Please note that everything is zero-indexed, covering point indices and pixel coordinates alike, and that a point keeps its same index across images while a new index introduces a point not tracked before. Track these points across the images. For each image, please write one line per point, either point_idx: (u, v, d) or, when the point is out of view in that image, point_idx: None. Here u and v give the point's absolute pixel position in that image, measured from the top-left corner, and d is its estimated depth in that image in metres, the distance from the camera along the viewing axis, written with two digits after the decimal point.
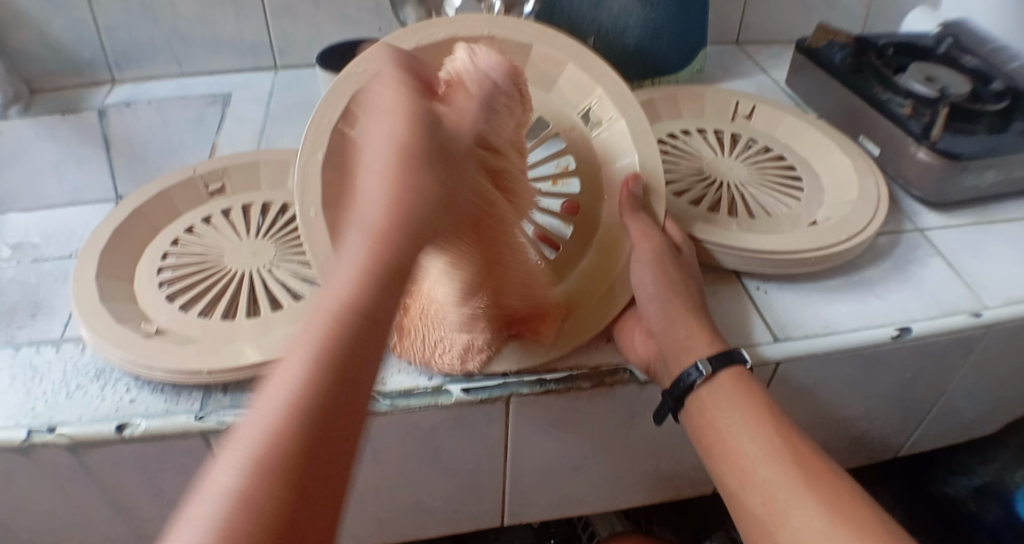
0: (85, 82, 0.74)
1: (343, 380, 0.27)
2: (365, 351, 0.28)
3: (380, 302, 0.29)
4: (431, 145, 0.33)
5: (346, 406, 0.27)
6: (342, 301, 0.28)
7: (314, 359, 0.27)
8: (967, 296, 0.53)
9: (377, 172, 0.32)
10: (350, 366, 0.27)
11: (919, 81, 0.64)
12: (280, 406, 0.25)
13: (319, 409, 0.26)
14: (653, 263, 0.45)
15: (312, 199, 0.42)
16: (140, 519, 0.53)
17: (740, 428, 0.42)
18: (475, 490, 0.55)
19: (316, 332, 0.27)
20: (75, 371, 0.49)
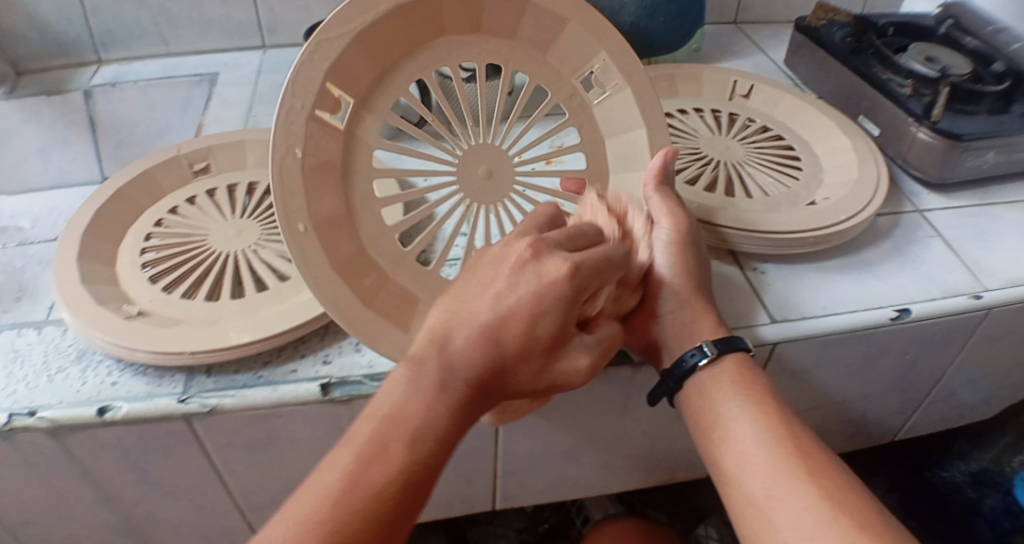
0: (70, 63, 0.72)
1: (395, 495, 0.31)
2: (421, 474, 0.32)
3: (442, 431, 0.33)
4: (541, 274, 0.34)
5: (389, 522, 0.31)
6: (410, 415, 0.33)
7: (374, 469, 0.31)
8: (968, 278, 0.52)
9: (489, 279, 0.35)
10: (402, 487, 0.31)
11: (919, 61, 0.63)
12: (331, 496, 0.30)
13: (371, 499, 0.31)
14: (673, 238, 0.45)
15: (298, 212, 0.37)
16: (125, 505, 0.52)
17: (741, 412, 0.41)
18: (466, 474, 0.54)
19: (381, 442, 0.32)
20: (57, 354, 0.47)
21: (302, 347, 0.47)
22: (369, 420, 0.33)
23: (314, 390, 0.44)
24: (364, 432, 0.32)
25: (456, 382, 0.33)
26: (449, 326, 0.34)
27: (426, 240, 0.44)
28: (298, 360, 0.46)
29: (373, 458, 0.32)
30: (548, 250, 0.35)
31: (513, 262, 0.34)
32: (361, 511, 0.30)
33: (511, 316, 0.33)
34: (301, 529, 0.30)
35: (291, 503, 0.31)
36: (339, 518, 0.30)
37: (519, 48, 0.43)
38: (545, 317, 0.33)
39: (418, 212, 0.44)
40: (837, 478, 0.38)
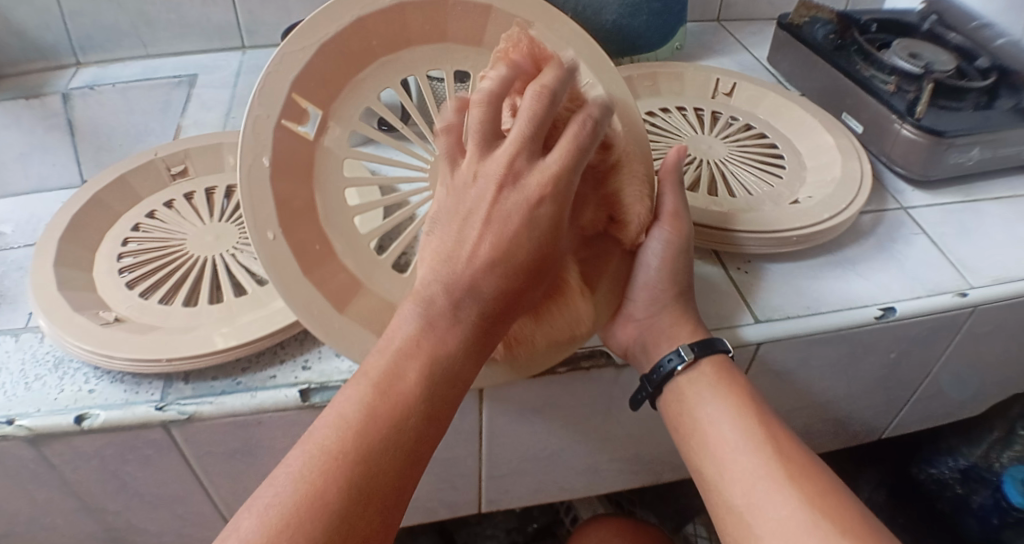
0: (48, 66, 0.71)
1: (416, 425, 0.32)
2: (441, 402, 0.33)
3: (458, 360, 0.34)
4: (522, 194, 0.35)
5: (414, 446, 0.32)
6: (426, 346, 0.33)
7: (394, 398, 0.32)
8: (953, 276, 0.52)
9: (471, 211, 0.35)
10: (422, 416, 0.32)
11: (902, 57, 0.63)
12: (353, 426, 0.31)
13: (394, 429, 0.31)
14: (671, 240, 0.44)
15: (270, 220, 0.37)
16: (106, 514, 0.51)
17: (723, 415, 0.41)
18: (450, 478, 0.54)
19: (396, 374, 0.32)
20: (34, 362, 0.47)
21: (281, 353, 0.47)
22: (381, 355, 0.33)
23: (293, 396, 0.44)
24: (379, 366, 0.33)
25: (467, 311, 0.34)
26: (450, 255, 0.35)
27: (402, 246, 0.44)
28: (277, 366, 0.46)
29: (389, 388, 0.32)
30: (525, 167, 0.35)
31: (493, 184, 0.35)
32: (385, 438, 0.31)
33: (509, 243, 0.34)
34: (327, 462, 0.30)
35: (312, 436, 0.31)
36: (362, 447, 0.30)
37: (488, 53, 0.43)
38: (536, 231, 0.35)
39: (395, 218, 0.44)
40: (820, 479, 0.38)
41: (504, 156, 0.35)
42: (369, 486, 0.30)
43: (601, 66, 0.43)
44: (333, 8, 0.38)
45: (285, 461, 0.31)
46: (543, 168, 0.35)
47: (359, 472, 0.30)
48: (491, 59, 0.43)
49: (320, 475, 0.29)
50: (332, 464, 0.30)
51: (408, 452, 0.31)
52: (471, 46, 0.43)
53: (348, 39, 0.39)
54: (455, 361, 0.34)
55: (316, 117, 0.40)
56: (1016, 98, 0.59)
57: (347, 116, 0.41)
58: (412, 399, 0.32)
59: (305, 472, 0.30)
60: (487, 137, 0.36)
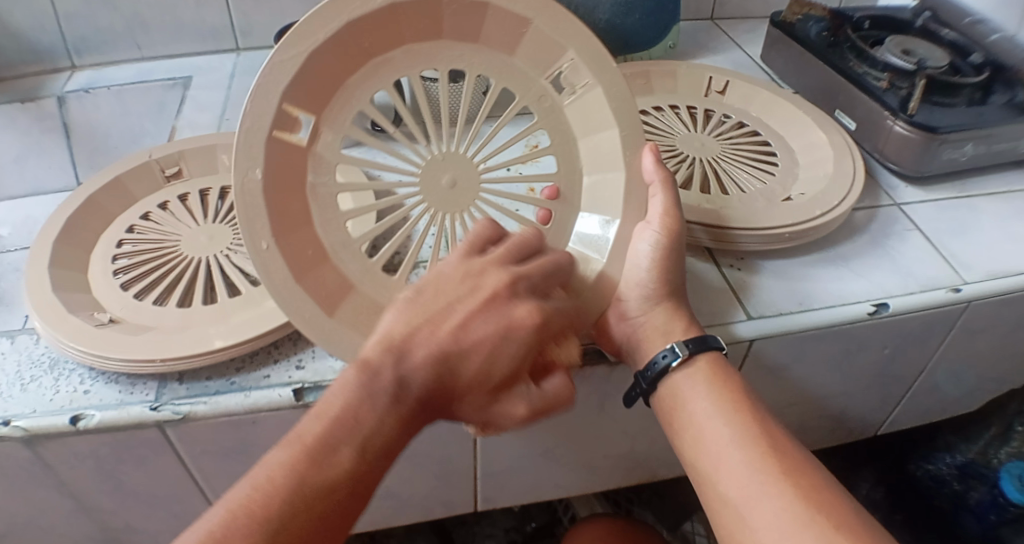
0: (44, 69, 0.71)
1: (338, 497, 0.33)
2: (365, 476, 0.34)
3: (388, 441, 0.34)
4: (505, 314, 0.36)
5: (329, 519, 0.33)
6: (360, 419, 0.33)
7: (321, 469, 0.32)
8: (946, 271, 0.52)
9: (453, 305, 0.36)
10: (345, 489, 0.33)
11: (895, 53, 0.63)
12: (276, 490, 0.32)
13: (316, 499, 0.32)
14: (661, 241, 0.44)
15: (265, 229, 0.37)
16: (101, 514, 0.52)
17: (714, 412, 0.41)
18: (445, 477, 0.54)
19: (328, 444, 0.33)
20: (29, 364, 0.47)
21: (275, 352, 0.47)
22: (316, 420, 0.34)
23: (286, 396, 0.44)
24: (312, 431, 0.33)
25: (408, 398, 0.34)
26: (406, 341, 0.35)
27: (396, 249, 0.43)
28: (270, 366, 0.46)
29: (317, 459, 0.32)
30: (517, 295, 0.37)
31: (486, 294, 0.37)
32: (305, 507, 0.32)
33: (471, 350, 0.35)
34: (246, 523, 0.31)
35: (235, 495, 0.32)
36: (283, 513, 0.31)
37: (484, 51, 0.42)
38: (497, 357, 0.36)
39: (389, 221, 0.43)
40: (811, 476, 0.38)
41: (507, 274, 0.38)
42: None
43: (601, 65, 0.42)
44: (315, 14, 0.36)
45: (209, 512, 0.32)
46: (530, 302, 0.37)
47: (272, 536, 0.31)
48: (488, 56, 0.43)
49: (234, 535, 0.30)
50: (249, 524, 0.31)
51: (322, 526, 0.32)
52: (467, 42, 0.42)
53: (341, 44, 0.38)
54: (384, 446, 0.34)
55: (308, 125, 0.39)
56: (1009, 94, 0.59)
57: (343, 120, 0.40)
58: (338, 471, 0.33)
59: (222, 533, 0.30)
60: (503, 254, 0.39)
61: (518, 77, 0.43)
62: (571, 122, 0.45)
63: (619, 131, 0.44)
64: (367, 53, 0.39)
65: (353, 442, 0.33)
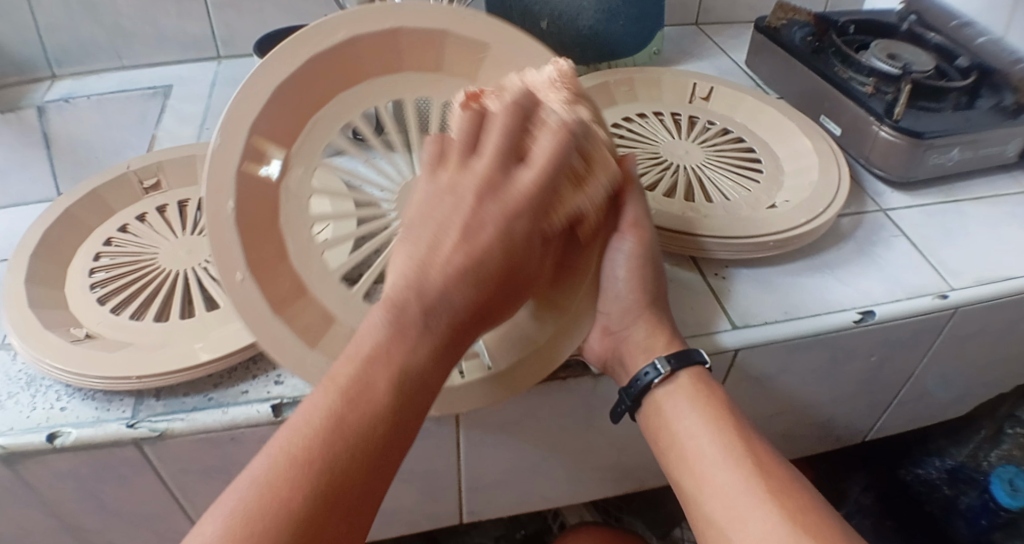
0: (24, 79, 0.70)
1: (383, 430, 0.31)
2: (411, 409, 0.32)
3: (428, 368, 0.33)
4: (503, 200, 0.36)
5: (381, 449, 0.30)
6: (396, 355, 0.32)
7: (361, 409, 0.30)
8: (933, 278, 0.51)
9: (450, 219, 0.35)
10: (390, 424, 0.31)
11: (881, 58, 0.62)
12: (321, 433, 0.30)
13: (364, 430, 0.30)
14: (635, 251, 0.43)
15: (237, 262, 0.36)
16: (81, 532, 0.51)
17: (699, 429, 0.40)
18: (430, 490, 0.53)
19: (366, 380, 0.31)
20: (5, 381, 0.46)
21: (254, 368, 0.46)
22: (351, 360, 0.32)
23: (265, 412, 0.44)
24: (346, 373, 0.31)
25: (439, 321, 0.33)
26: (423, 265, 0.34)
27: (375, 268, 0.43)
28: (249, 381, 0.45)
29: (347, 393, 0.31)
30: (503, 179, 0.36)
31: (473, 196, 0.35)
32: (353, 447, 0.30)
33: (483, 252, 0.34)
34: (290, 468, 0.29)
35: (277, 442, 0.30)
36: (329, 454, 0.29)
37: (446, 78, 0.43)
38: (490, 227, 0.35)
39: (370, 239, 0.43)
40: (796, 490, 0.37)
41: (482, 169, 0.36)
42: (329, 488, 0.29)
43: None
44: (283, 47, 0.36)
45: (253, 462, 0.30)
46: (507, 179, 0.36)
47: (318, 469, 0.29)
48: (449, 85, 0.43)
49: (285, 480, 0.28)
50: (291, 464, 0.29)
51: (376, 458, 0.30)
52: (428, 73, 0.42)
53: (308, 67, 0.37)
54: (422, 374, 0.32)
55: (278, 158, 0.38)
56: (995, 98, 0.59)
57: (310, 149, 0.40)
58: (381, 397, 0.31)
59: (279, 477, 0.28)
60: (492, 154, 0.36)
61: None
62: None
63: None
64: (328, 90, 0.40)
65: (384, 371, 0.31)
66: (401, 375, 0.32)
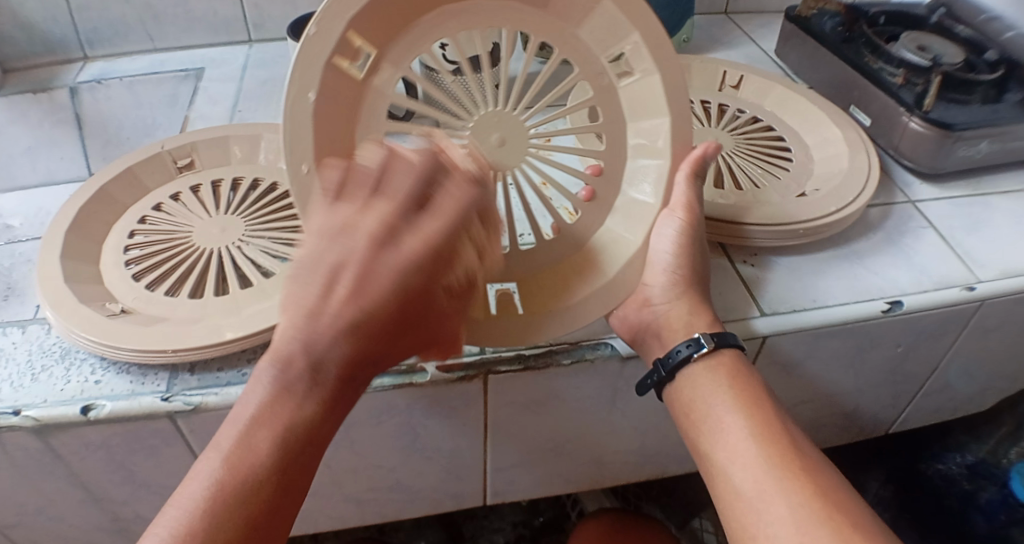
0: (57, 60, 0.71)
1: (268, 493, 0.32)
2: (297, 469, 0.33)
3: (313, 425, 0.32)
4: (396, 253, 0.31)
5: (269, 509, 0.32)
6: (278, 416, 0.32)
7: (244, 476, 0.31)
8: (961, 270, 0.51)
9: (336, 264, 0.30)
10: (275, 483, 0.32)
11: (912, 50, 0.62)
12: (204, 510, 0.31)
13: (246, 498, 0.31)
14: (680, 231, 0.43)
15: (303, 152, 0.35)
16: (113, 503, 0.52)
17: (729, 412, 0.40)
18: (455, 470, 0.54)
19: (248, 445, 0.32)
20: (41, 353, 0.47)
21: None
22: (234, 423, 0.32)
23: None
24: (231, 436, 0.32)
25: (319, 374, 0.31)
26: (302, 326, 0.30)
27: None
28: None
29: (228, 462, 0.31)
30: (401, 225, 0.31)
31: (365, 243, 0.30)
32: (234, 520, 0.31)
33: (370, 310, 0.30)
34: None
35: (166, 519, 0.31)
36: (213, 523, 0.30)
37: (544, 18, 0.39)
38: (378, 283, 0.30)
39: None
40: (826, 475, 0.37)
41: (378, 210, 0.31)
42: None
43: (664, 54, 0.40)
44: None
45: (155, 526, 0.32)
46: (416, 228, 0.31)
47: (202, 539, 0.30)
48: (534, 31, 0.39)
49: None
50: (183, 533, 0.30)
51: (261, 524, 0.31)
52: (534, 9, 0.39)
53: None
54: (303, 432, 0.32)
55: (367, 58, 0.36)
56: None
57: None
58: (266, 459, 0.32)
59: None
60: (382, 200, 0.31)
61: (576, 47, 0.40)
62: (622, 108, 0.42)
63: (670, 120, 0.41)
64: None
65: (267, 435, 0.32)
66: (280, 435, 0.32)
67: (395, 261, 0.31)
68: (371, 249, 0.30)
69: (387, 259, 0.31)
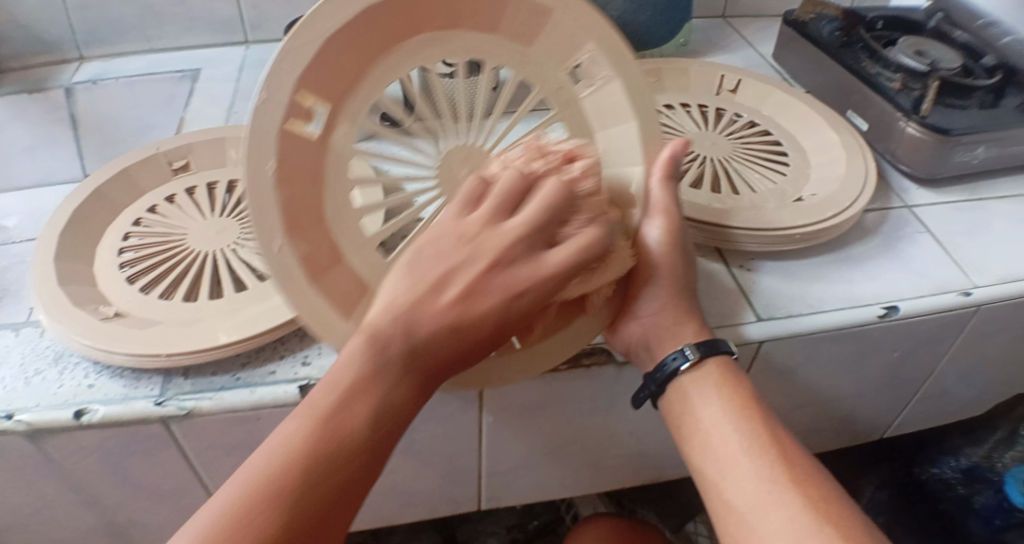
0: (53, 60, 0.71)
1: (352, 465, 0.31)
2: (379, 448, 0.32)
3: (400, 409, 0.32)
4: (514, 275, 0.33)
5: (351, 478, 0.31)
6: (371, 390, 0.31)
7: (335, 440, 0.31)
8: (957, 275, 0.51)
9: (456, 267, 0.33)
10: (363, 458, 0.31)
11: (908, 55, 0.62)
12: (290, 460, 0.30)
13: (334, 465, 0.30)
14: (664, 237, 0.44)
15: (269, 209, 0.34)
16: (106, 507, 0.51)
17: (725, 419, 0.40)
18: (450, 475, 0.53)
19: (342, 412, 0.31)
20: (34, 356, 0.46)
21: (281, 349, 0.46)
22: (328, 389, 0.32)
23: (292, 392, 0.44)
24: (323, 399, 0.31)
25: (415, 362, 0.32)
26: (413, 309, 0.32)
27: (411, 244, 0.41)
28: (276, 362, 0.46)
29: (320, 425, 0.31)
30: (526, 250, 0.33)
31: (489, 256, 0.33)
32: (321, 480, 0.30)
33: (484, 314, 0.32)
34: (258, 495, 0.29)
35: (248, 467, 0.30)
36: (300, 480, 0.29)
37: (502, 43, 0.39)
38: (496, 296, 0.33)
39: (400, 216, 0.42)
40: (822, 482, 0.37)
41: (506, 230, 0.33)
42: (298, 523, 0.29)
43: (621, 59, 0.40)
44: None
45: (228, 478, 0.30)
46: (536, 253, 0.34)
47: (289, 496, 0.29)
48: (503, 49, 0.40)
49: (254, 510, 0.28)
50: (266, 487, 0.29)
51: (341, 494, 0.30)
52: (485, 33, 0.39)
53: None
54: (393, 418, 0.32)
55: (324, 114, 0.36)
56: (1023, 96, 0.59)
57: None
58: (356, 433, 0.31)
59: (245, 502, 0.29)
60: (492, 208, 0.34)
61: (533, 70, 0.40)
62: (590, 116, 0.42)
63: (637, 124, 0.42)
64: None
65: (359, 409, 0.31)
66: (372, 414, 0.31)
67: (518, 280, 0.33)
68: (497, 264, 0.33)
69: (507, 276, 0.33)
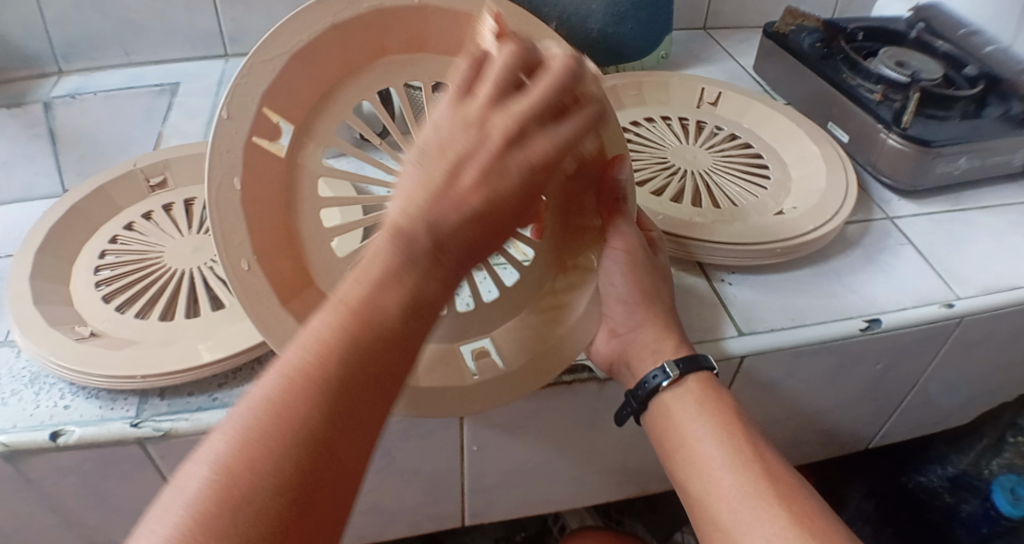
0: (32, 74, 0.70)
1: (386, 354, 0.28)
2: (413, 338, 0.29)
3: (434, 296, 0.30)
4: (527, 155, 0.31)
5: (387, 371, 0.28)
6: (403, 279, 0.28)
7: (366, 330, 0.27)
8: (940, 287, 0.51)
9: (466, 154, 0.30)
10: (396, 345, 0.28)
11: (890, 65, 0.62)
12: (321, 361, 0.26)
13: (367, 359, 0.27)
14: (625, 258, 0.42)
15: (242, 247, 0.34)
16: (84, 528, 0.51)
17: (705, 435, 0.40)
18: (433, 492, 0.53)
19: (375, 303, 0.28)
20: (9, 377, 0.46)
21: (259, 368, 0.46)
22: (352, 287, 0.28)
23: None
24: (355, 292, 0.28)
25: (441, 252, 0.29)
26: (427, 203, 0.29)
27: None
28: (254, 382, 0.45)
29: (348, 323, 0.27)
30: (536, 129, 0.31)
31: (499, 137, 0.30)
32: (356, 371, 0.27)
33: (507, 193, 0.30)
34: (290, 397, 0.26)
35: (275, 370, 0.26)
36: (336, 373, 0.26)
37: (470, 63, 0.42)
38: (507, 177, 0.30)
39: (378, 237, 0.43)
40: (803, 498, 0.37)
41: (515, 112, 0.31)
42: (335, 419, 0.26)
43: None
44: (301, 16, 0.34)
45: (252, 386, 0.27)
46: (548, 136, 0.31)
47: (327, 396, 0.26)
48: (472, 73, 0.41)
49: (286, 413, 0.25)
50: (296, 388, 0.26)
51: (372, 388, 0.27)
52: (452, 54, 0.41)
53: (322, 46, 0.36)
54: (424, 304, 0.29)
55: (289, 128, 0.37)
56: (1003, 106, 0.59)
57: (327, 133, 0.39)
58: (389, 321, 0.28)
59: (275, 405, 0.26)
60: (495, 88, 0.31)
61: None
62: None
63: None
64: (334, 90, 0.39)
65: (390, 297, 0.28)
66: (405, 305, 0.28)
67: (532, 152, 0.31)
68: (507, 142, 0.30)
69: (518, 154, 0.30)
